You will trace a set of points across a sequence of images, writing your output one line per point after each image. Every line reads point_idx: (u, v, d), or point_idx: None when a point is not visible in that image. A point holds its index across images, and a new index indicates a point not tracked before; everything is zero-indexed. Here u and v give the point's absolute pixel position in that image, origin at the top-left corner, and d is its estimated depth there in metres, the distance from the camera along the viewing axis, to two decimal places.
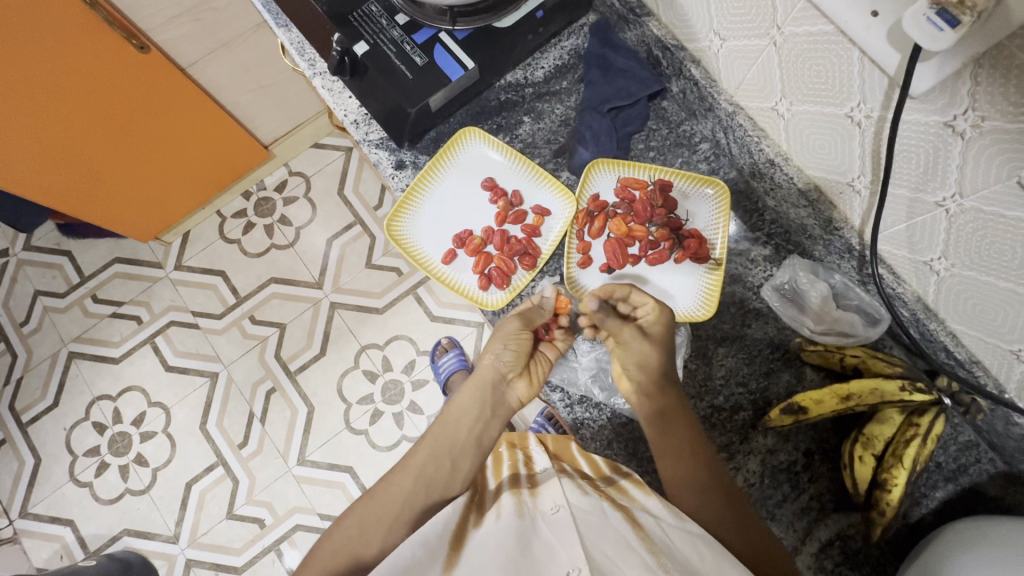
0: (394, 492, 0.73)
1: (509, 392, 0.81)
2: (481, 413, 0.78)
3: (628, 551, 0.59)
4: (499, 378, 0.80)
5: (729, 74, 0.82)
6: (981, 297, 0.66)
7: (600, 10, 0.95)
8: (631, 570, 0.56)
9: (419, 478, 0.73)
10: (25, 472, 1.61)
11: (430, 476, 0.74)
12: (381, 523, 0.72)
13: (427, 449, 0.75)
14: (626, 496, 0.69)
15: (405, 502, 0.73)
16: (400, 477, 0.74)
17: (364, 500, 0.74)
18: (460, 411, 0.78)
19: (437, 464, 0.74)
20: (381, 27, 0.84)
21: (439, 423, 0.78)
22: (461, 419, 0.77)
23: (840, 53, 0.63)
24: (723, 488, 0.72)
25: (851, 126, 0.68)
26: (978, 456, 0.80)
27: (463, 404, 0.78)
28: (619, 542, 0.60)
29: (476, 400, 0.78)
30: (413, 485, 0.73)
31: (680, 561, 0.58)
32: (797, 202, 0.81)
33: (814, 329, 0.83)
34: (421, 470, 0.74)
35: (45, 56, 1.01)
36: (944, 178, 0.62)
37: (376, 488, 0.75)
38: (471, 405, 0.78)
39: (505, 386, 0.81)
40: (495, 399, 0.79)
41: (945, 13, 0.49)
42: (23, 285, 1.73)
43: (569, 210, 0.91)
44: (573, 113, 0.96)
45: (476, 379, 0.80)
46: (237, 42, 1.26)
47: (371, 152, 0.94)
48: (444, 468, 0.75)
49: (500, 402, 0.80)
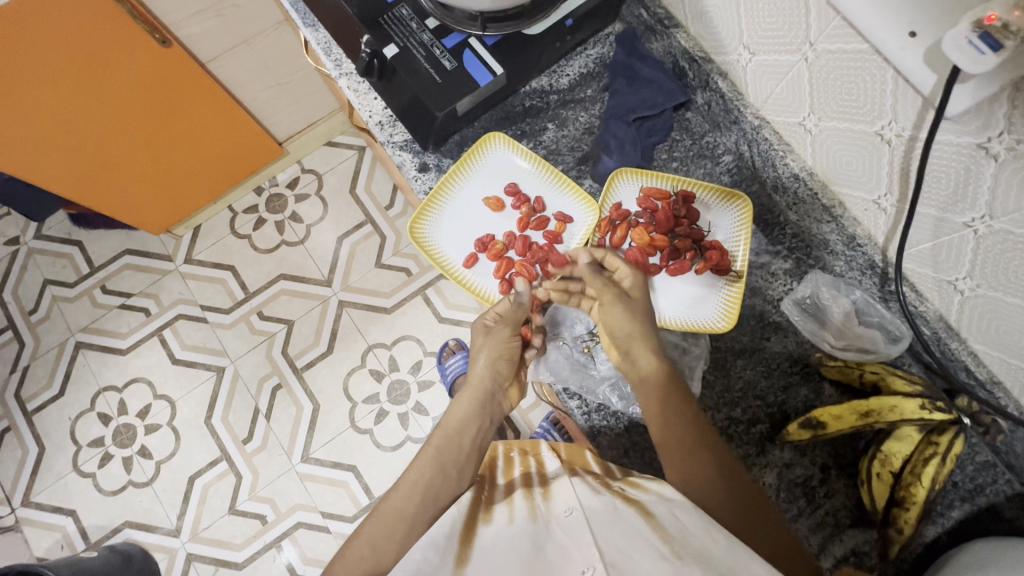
0: (404, 508, 0.71)
1: (503, 397, 0.84)
2: (481, 421, 0.80)
3: (642, 543, 0.56)
4: (496, 386, 0.83)
5: (757, 88, 0.83)
6: (1004, 318, 0.66)
7: (627, 19, 0.95)
8: (646, 562, 0.54)
9: (426, 492, 0.72)
10: (29, 461, 1.61)
11: (437, 487, 0.73)
12: (392, 541, 0.70)
13: (431, 462, 0.74)
14: (637, 485, 0.67)
15: (414, 516, 0.71)
16: (406, 491, 0.72)
17: (370, 520, 0.72)
18: (460, 422, 0.79)
19: (443, 477, 0.74)
20: (411, 31, 0.85)
21: (442, 435, 0.77)
22: (465, 429, 0.78)
23: (874, 71, 0.64)
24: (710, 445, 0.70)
25: (881, 145, 0.68)
26: (995, 476, 0.80)
27: (462, 412, 0.80)
28: None
29: (473, 406, 0.80)
30: (421, 499, 0.72)
31: (697, 552, 0.54)
32: (821, 217, 0.81)
33: (834, 345, 0.84)
34: (427, 482, 0.73)
35: (71, 49, 1.02)
36: (974, 200, 0.62)
37: (380, 507, 0.73)
38: (470, 411, 0.80)
39: (500, 394, 0.84)
40: (492, 407, 0.82)
41: (987, 37, 0.49)
42: (33, 273, 1.73)
43: (591, 217, 0.91)
44: (597, 122, 0.97)
45: (472, 387, 0.82)
46: (259, 39, 1.26)
47: (395, 154, 0.94)
48: (451, 479, 0.74)
49: (496, 409, 0.83)
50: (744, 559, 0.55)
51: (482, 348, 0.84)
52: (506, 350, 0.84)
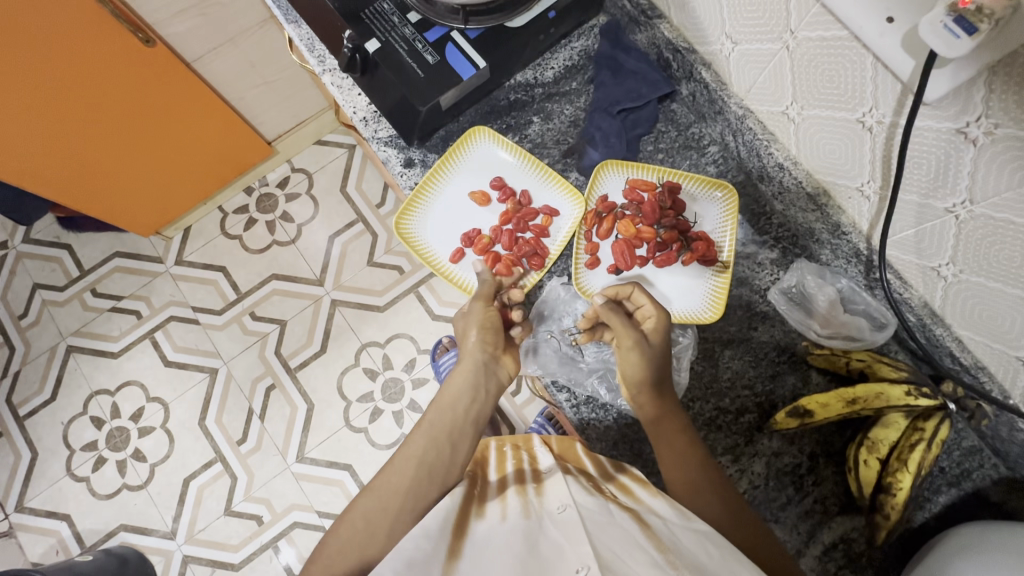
0: (396, 481, 0.71)
1: (498, 370, 0.82)
2: (475, 395, 0.78)
3: (638, 550, 0.56)
4: (488, 358, 0.80)
5: (740, 77, 0.82)
6: (987, 302, 0.67)
7: (611, 11, 0.95)
8: (639, 569, 0.54)
9: (422, 464, 0.72)
10: (21, 466, 1.60)
11: (431, 462, 0.72)
12: (386, 514, 0.69)
13: (426, 435, 0.74)
14: (632, 496, 0.67)
15: (408, 491, 0.70)
16: (401, 465, 0.72)
17: (365, 494, 0.71)
18: (452, 397, 0.77)
19: (438, 450, 0.73)
20: (393, 25, 0.84)
21: (435, 409, 0.77)
22: (457, 401, 0.77)
23: (854, 58, 0.64)
24: (721, 488, 0.70)
25: (863, 131, 0.68)
26: (982, 461, 0.80)
27: (455, 388, 0.78)
28: (627, 539, 0.58)
29: (468, 379, 0.78)
30: (415, 474, 0.71)
31: (690, 556, 0.56)
32: (806, 206, 0.82)
33: (821, 333, 0.84)
34: (421, 455, 0.72)
35: (53, 50, 1.01)
36: (955, 186, 0.62)
37: (377, 481, 0.72)
38: (463, 387, 0.78)
39: (495, 365, 0.81)
40: (487, 380, 0.79)
41: (962, 20, 0.49)
42: (22, 278, 1.72)
43: (577, 210, 0.91)
44: (583, 114, 0.97)
45: (464, 363, 0.80)
46: (244, 37, 1.25)
47: (380, 149, 0.93)
48: (445, 454, 0.73)
49: (492, 383, 0.80)
50: (731, 565, 0.57)
51: (469, 324, 0.83)
52: (488, 319, 0.82)
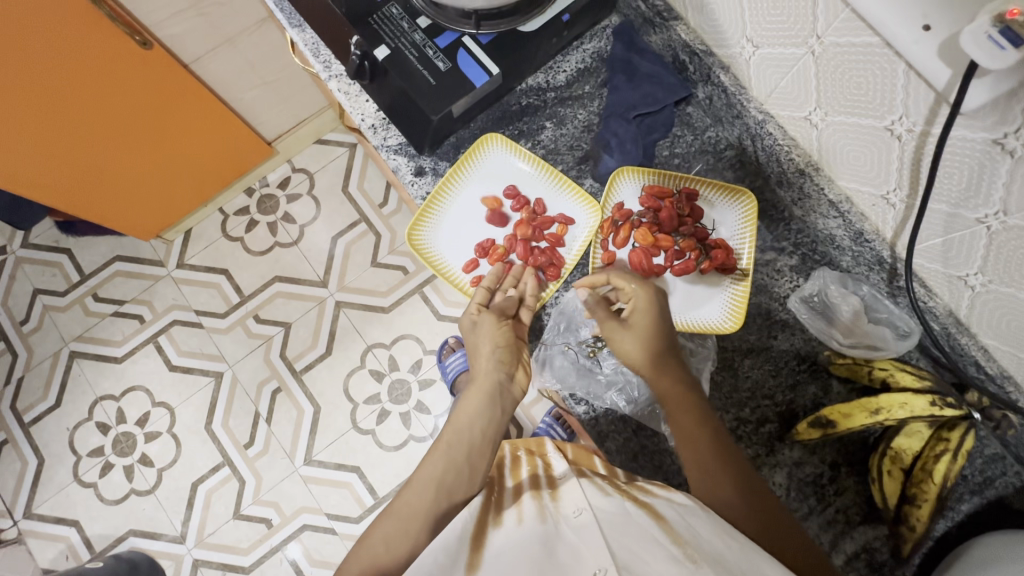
0: (416, 503, 0.69)
1: (513, 385, 0.80)
2: (492, 414, 0.76)
3: (655, 547, 0.55)
4: (503, 376, 0.79)
5: (760, 82, 0.80)
6: (1017, 314, 0.66)
7: (624, 11, 0.92)
8: (658, 565, 0.53)
9: (440, 486, 0.69)
10: (28, 473, 1.60)
11: (451, 482, 0.70)
12: (406, 537, 0.67)
13: (443, 455, 0.72)
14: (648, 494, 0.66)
15: (428, 511, 0.68)
16: (419, 487, 0.70)
17: (384, 517, 0.69)
18: (470, 416, 0.75)
19: (456, 471, 0.71)
20: (402, 30, 0.82)
21: (452, 430, 0.74)
22: (475, 421, 0.75)
23: (884, 65, 0.62)
24: (728, 464, 0.68)
25: (891, 139, 0.67)
26: (1004, 469, 0.80)
27: (474, 407, 0.76)
28: (644, 537, 0.57)
29: (485, 398, 0.76)
30: (434, 494, 0.69)
31: None
32: (828, 213, 0.80)
33: (843, 342, 0.83)
34: (440, 477, 0.70)
35: (50, 55, 0.99)
36: (988, 197, 0.61)
37: (395, 503, 0.70)
38: (482, 405, 0.76)
39: (510, 383, 0.79)
40: (503, 399, 0.78)
41: (1009, 31, 0.47)
42: (22, 283, 1.70)
43: (593, 218, 0.89)
44: (596, 119, 0.94)
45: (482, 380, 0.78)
46: (244, 37, 1.22)
47: (389, 157, 0.90)
48: (463, 475, 0.71)
49: (508, 401, 0.78)
50: None
51: (479, 340, 0.81)
52: (500, 337, 0.81)
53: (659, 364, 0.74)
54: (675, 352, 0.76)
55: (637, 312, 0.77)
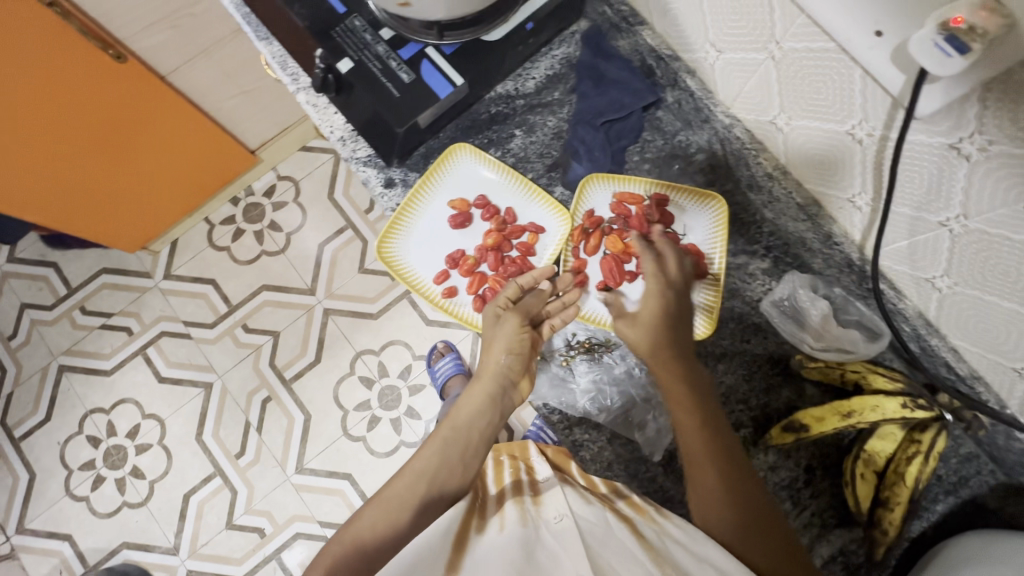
0: (406, 493, 0.68)
1: (515, 393, 0.78)
2: (490, 417, 0.75)
3: (633, 563, 0.56)
4: (507, 382, 0.77)
5: (724, 86, 0.82)
6: (983, 316, 0.65)
7: (591, 16, 0.92)
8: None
9: (431, 481, 0.69)
10: (20, 488, 1.60)
11: (442, 479, 0.70)
12: (395, 526, 0.66)
13: (439, 449, 0.71)
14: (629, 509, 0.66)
15: (420, 502, 0.68)
16: (411, 478, 0.69)
17: (373, 503, 0.68)
18: (469, 414, 0.74)
19: (449, 469, 0.70)
20: (365, 43, 0.81)
21: (450, 428, 0.73)
22: (473, 422, 0.74)
23: (842, 71, 0.61)
24: (722, 471, 0.67)
25: (853, 144, 0.66)
26: (979, 468, 0.79)
27: (474, 405, 0.75)
28: (625, 554, 0.58)
29: (486, 400, 0.75)
30: (427, 487, 0.69)
31: None
32: (797, 216, 0.80)
33: (814, 346, 0.82)
34: (434, 471, 0.69)
35: (20, 73, 0.98)
36: (948, 200, 0.60)
37: (384, 491, 0.69)
38: (482, 406, 0.75)
39: (511, 389, 0.77)
40: (503, 404, 0.76)
41: (953, 40, 0.46)
42: (10, 298, 1.70)
43: (563, 226, 0.89)
44: (565, 126, 0.93)
45: (484, 377, 0.76)
46: (218, 48, 1.21)
47: (359, 169, 0.90)
48: (456, 473, 0.70)
49: (506, 407, 0.77)
50: None
51: (496, 336, 0.79)
52: (518, 344, 0.78)
53: (664, 361, 0.73)
54: (682, 349, 0.74)
55: (650, 311, 0.76)
